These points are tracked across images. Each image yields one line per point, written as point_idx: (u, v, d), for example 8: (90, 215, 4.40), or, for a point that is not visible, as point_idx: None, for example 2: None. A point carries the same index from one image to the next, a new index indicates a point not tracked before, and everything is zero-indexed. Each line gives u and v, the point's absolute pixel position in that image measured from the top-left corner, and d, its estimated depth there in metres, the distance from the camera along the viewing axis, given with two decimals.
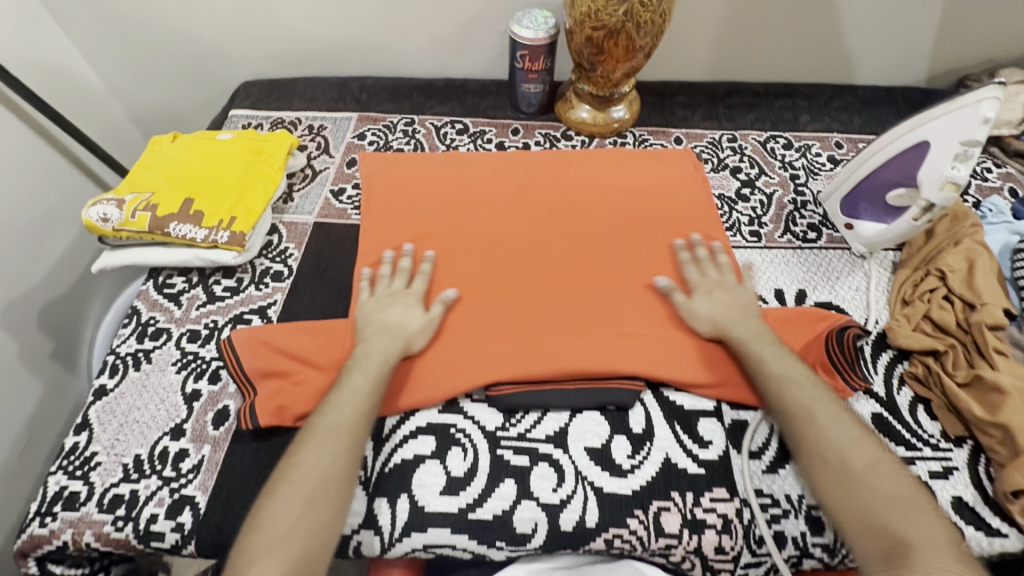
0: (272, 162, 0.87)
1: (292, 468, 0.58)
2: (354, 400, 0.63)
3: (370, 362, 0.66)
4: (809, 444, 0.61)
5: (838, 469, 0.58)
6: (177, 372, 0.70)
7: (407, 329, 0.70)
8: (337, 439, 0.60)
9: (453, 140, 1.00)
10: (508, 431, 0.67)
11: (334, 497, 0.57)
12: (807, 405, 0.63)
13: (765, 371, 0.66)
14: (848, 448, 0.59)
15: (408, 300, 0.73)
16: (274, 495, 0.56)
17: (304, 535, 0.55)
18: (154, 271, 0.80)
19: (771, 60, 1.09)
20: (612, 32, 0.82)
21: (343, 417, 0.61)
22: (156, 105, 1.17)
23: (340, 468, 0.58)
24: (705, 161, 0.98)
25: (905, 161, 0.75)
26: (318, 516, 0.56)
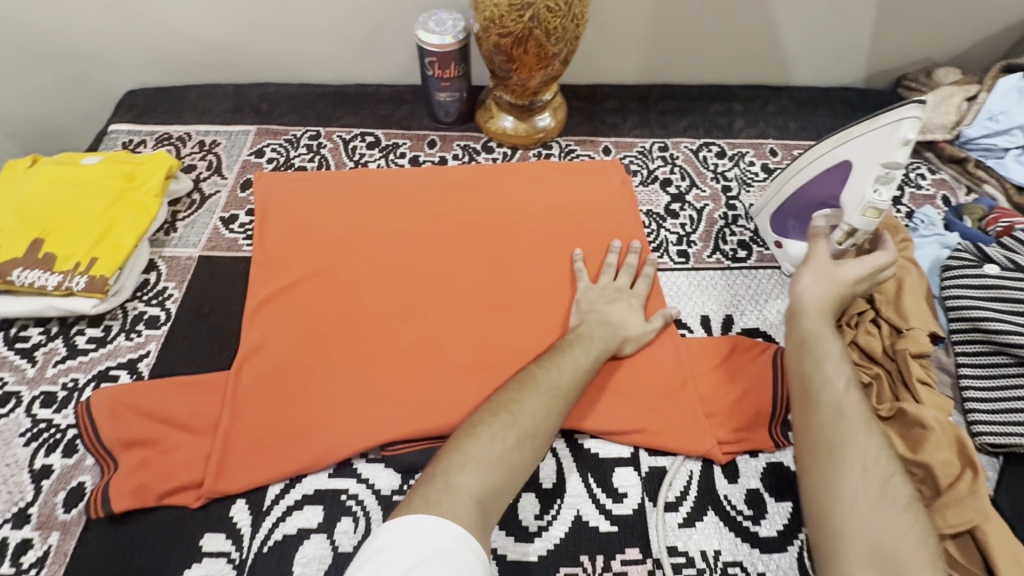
0: (146, 189, 0.77)
1: (517, 404, 0.59)
2: (575, 365, 0.64)
3: (593, 341, 0.67)
4: (841, 457, 0.55)
5: (875, 491, 0.52)
6: (25, 446, 0.62)
7: (625, 330, 0.70)
8: (555, 398, 0.60)
9: (363, 155, 0.91)
10: (404, 495, 0.61)
11: (537, 448, 0.57)
12: (855, 414, 0.57)
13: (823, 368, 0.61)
14: (883, 471, 0.54)
15: (632, 301, 0.73)
16: (495, 416, 0.58)
17: (496, 466, 0.54)
18: (6, 322, 0.70)
19: (707, 61, 1.03)
20: (519, 39, 0.74)
21: (563, 378, 0.62)
22: (31, 119, 1.04)
23: (550, 424, 0.59)
24: (634, 173, 0.92)
25: (830, 180, 0.71)
26: (519, 458, 0.55)
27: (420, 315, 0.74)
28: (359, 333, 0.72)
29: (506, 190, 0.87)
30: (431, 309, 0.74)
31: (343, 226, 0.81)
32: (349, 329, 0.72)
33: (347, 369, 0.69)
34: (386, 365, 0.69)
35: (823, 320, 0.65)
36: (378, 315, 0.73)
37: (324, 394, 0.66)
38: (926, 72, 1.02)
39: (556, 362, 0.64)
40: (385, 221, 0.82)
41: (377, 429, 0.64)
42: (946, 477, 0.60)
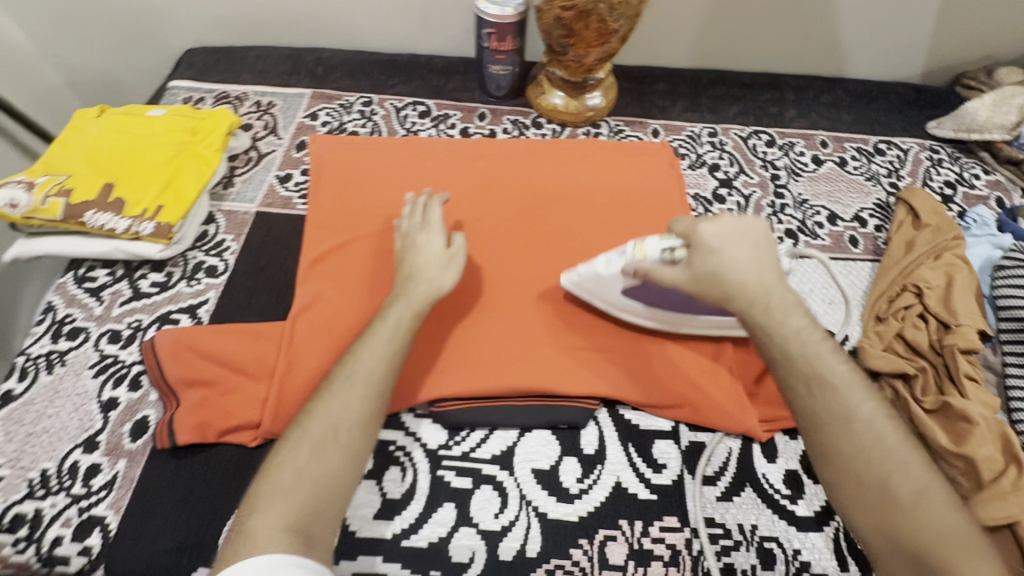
0: (209, 143, 0.78)
1: (308, 414, 0.53)
2: (375, 348, 0.58)
3: (392, 310, 0.61)
4: (839, 467, 0.51)
5: (876, 491, 0.49)
6: (94, 377, 0.65)
7: (431, 270, 0.65)
8: (356, 387, 0.55)
9: (414, 124, 0.93)
10: (451, 449, 0.63)
11: (346, 446, 0.52)
12: (841, 413, 0.52)
13: (789, 371, 0.55)
14: (889, 470, 0.49)
15: (430, 236, 0.68)
16: (286, 440, 0.52)
17: (309, 488, 0.49)
18: (74, 262, 0.73)
19: (762, 48, 1.02)
20: (582, 13, 0.74)
21: (364, 365, 0.56)
22: (92, 72, 1.07)
23: (353, 416, 0.53)
24: (682, 156, 0.92)
25: (665, 300, 0.67)
26: (327, 464, 0.51)
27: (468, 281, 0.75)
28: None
29: (555, 166, 0.88)
30: (479, 277, 0.75)
31: (395, 191, 0.83)
32: None
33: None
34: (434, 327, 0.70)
35: (780, 309, 0.57)
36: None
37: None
38: (988, 70, 1.00)
39: (358, 347, 0.58)
40: (435, 189, 0.84)
41: (424, 386, 0.65)
42: (989, 472, 0.60)
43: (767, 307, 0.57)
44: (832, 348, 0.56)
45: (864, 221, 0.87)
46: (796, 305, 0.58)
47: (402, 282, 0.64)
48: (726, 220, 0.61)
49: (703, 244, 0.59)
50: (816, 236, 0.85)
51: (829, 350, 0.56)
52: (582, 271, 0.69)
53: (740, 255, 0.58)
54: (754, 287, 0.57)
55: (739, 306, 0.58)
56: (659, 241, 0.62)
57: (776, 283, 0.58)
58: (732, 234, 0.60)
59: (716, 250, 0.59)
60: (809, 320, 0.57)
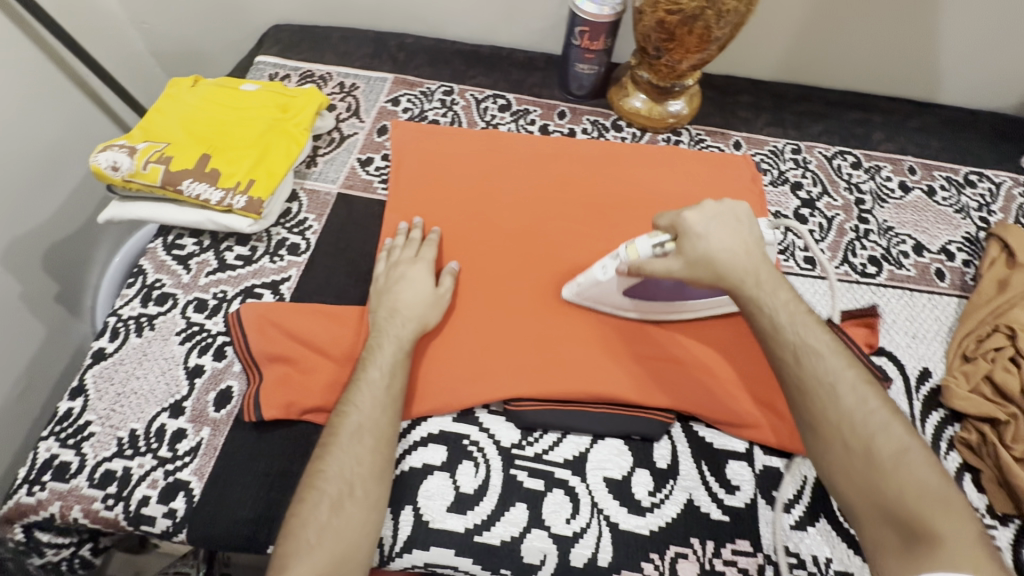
0: (298, 122, 0.79)
1: (318, 473, 0.54)
2: (374, 397, 0.58)
3: (383, 352, 0.62)
4: (824, 430, 0.53)
5: (860, 451, 0.51)
6: (180, 344, 0.66)
7: (421, 307, 0.66)
8: (361, 441, 0.56)
9: (494, 117, 0.92)
10: (523, 450, 0.63)
11: (364, 498, 0.54)
12: (829, 379, 0.54)
13: (780, 340, 0.58)
14: (873, 432, 0.51)
15: (417, 271, 0.69)
16: (302, 503, 0.53)
17: (333, 543, 0.51)
18: (164, 229, 0.75)
19: (853, 66, 0.98)
20: (688, 18, 0.72)
21: (368, 417, 0.57)
22: (178, 41, 1.09)
23: (367, 469, 0.55)
24: (764, 172, 0.90)
25: (663, 292, 0.68)
26: (348, 520, 0.52)
27: (541, 281, 0.74)
28: (481, 292, 0.73)
29: (636, 171, 0.86)
30: (552, 278, 0.75)
31: (474, 184, 0.83)
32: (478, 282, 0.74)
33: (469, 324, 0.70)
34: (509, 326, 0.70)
35: (771, 286, 0.60)
36: (503, 276, 0.74)
37: (445, 344, 0.68)
38: None
39: (355, 396, 0.58)
40: (514, 185, 0.83)
41: (498, 385, 0.65)
42: None
43: (756, 284, 0.60)
44: (816, 322, 0.58)
45: (951, 254, 0.83)
46: (787, 284, 0.61)
47: (386, 318, 0.65)
48: (709, 206, 0.63)
49: (690, 231, 0.62)
50: (901, 266, 0.82)
51: (813, 322, 0.58)
52: (580, 282, 0.68)
53: (724, 235, 0.62)
54: (742, 264, 0.61)
55: (730, 283, 0.60)
56: (650, 238, 0.63)
57: (764, 262, 0.62)
58: (715, 216, 0.63)
59: (701, 234, 0.61)
60: (795, 297, 0.61)
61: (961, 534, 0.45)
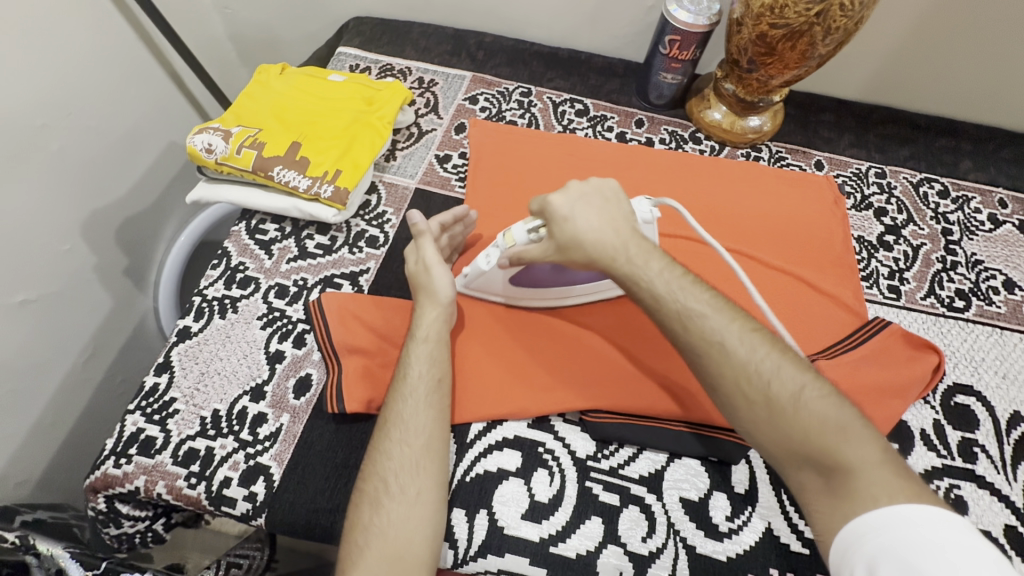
0: (382, 115, 0.79)
1: (362, 476, 0.55)
2: (403, 394, 0.57)
3: (415, 350, 0.60)
4: (723, 390, 0.52)
5: (760, 403, 0.49)
6: (262, 329, 0.67)
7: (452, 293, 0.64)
8: (387, 436, 0.56)
9: (571, 121, 0.91)
10: (599, 462, 0.62)
11: (398, 495, 0.52)
12: (718, 337, 0.53)
13: (668, 308, 0.56)
14: (770, 380, 0.50)
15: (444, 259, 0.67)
16: (352, 502, 0.54)
17: (378, 541, 0.50)
18: (247, 213, 0.76)
19: (942, 93, 0.95)
20: (791, 33, 0.70)
21: (392, 412, 0.57)
22: (257, 27, 1.11)
23: (394, 465, 0.54)
24: (846, 194, 0.87)
25: (546, 276, 0.67)
26: (386, 516, 0.51)
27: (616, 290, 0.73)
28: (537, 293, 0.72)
29: (713, 184, 0.85)
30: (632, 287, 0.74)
31: (547, 187, 0.82)
32: None
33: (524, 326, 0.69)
34: (569, 331, 0.69)
35: (641, 253, 0.58)
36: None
37: (498, 345, 0.68)
38: None
39: (388, 394, 0.58)
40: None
41: (561, 393, 0.64)
42: None
43: (625, 259, 0.58)
44: (693, 283, 0.57)
45: None
46: (654, 249, 0.59)
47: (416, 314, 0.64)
48: (574, 187, 0.62)
49: (556, 215, 0.60)
50: (990, 302, 0.78)
51: (691, 282, 0.57)
52: (468, 274, 0.67)
53: (590, 215, 0.60)
54: (609, 241, 0.59)
55: (601, 261, 0.59)
56: (524, 225, 0.62)
57: (626, 230, 0.60)
58: (579, 196, 0.61)
59: (566, 217, 0.60)
60: (668, 260, 0.59)
61: (869, 458, 0.45)
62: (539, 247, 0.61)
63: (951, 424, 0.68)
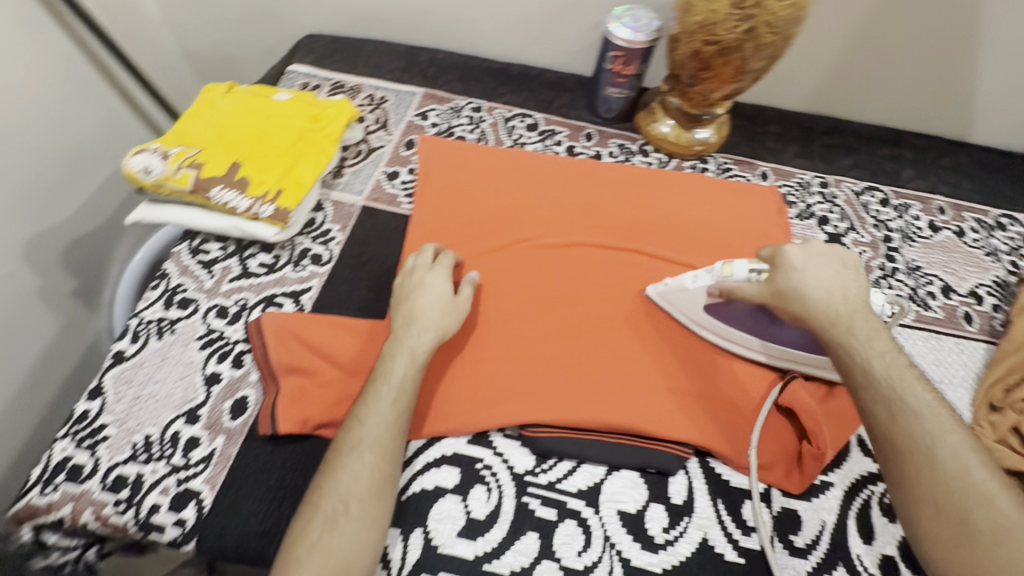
0: (328, 133, 0.79)
1: (319, 490, 0.53)
2: (381, 414, 0.57)
3: (394, 365, 0.60)
4: (922, 493, 0.49)
5: (959, 526, 0.47)
6: (199, 350, 0.66)
7: (437, 315, 0.64)
8: (360, 457, 0.54)
9: (521, 136, 0.92)
10: (537, 477, 0.62)
11: (357, 517, 0.52)
12: (930, 443, 0.50)
13: (872, 387, 0.54)
14: (974, 505, 0.48)
15: (434, 281, 0.67)
16: (300, 514, 0.53)
17: (321, 561, 0.49)
18: (189, 233, 0.76)
19: (882, 104, 0.97)
20: (724, 49, 0.72)
21: (369, 431, 0.56)
22: (213, 45, 1.12)
23: (362, 487, 0.53)
24: (790, 204, 0.89)
25: (742, 320, 0.68)
26: (339, 537, 0.51)
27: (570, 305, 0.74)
28: (522, 301, 0.74)
29: (656, 193, 0.86)
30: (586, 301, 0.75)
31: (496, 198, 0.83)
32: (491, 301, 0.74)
33: (503, 334, 0.71)
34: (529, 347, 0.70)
35: (865, 328, 0.57)
36: (552, 289, 0.75)
37: (476, 352, 0.70)
38: None
39: (361, 410, 0.57)
40: (532, 202, 0.83)
41: (518, 406, 0.65)
42: None
43: (849, 324, 0.58)
44: (920, 378, 0.54)
45: (980, 298, 0.82)
46: (881, 327, 0.58)
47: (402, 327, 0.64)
48: (813, 246, 0.63)
49: (787, 264, 0.61)
50: (928, 307, 0.80)
51: (913, 374, 0.55)
52: (669, 284, 0.71)
53: (822, 278, 0.60)
54: (833, 306, 0.59)
55: (818, 319, 0.59)
56: (747, 261, 0.64)
57: (860, 303, 0.59)
58: (817, 257, 0.62)
59: (799, 269, 0.61)
60: (895, 345, 0.57)
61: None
62: (755, 287, 0.63)
63: None
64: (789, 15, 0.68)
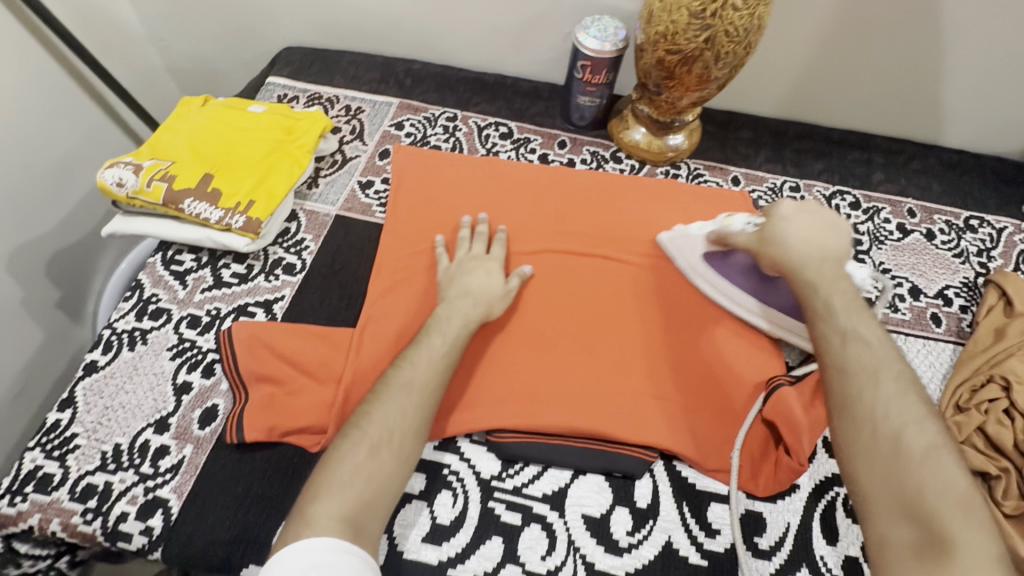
0: (301, 144, 0.81)
1: (365, 417, 0.56)
2: (430, 360, 0.62)
3: (450, 325, 0.65)
4: (856, 409, 0.51)
5: (887, 443, 0.48)
6: (171, 360, 0.67)
7: (490, 296, 0.70)
8: (407, 397, 0.58)
9: (495, 144, 0.94)
10: (503, 482, 0.63)
11: (399, 449, 0.55)
12: (872, 368, 0.52)
13: (830, 321, 0.57)
14: (904, 425, 0.49)
15: (489, 267, 0.73)
16: (344, 439, 0.55)
17: (362, 486, 0.52)
18: (163, 244, 0.77)
19: (853, 109, 0.99)
20: (686, 58, 0.73)
21: (418, 374, 0.60)
22: (195, 59, 1.13)
23: (407, 422, 0.57)
24: (761, 209, 0.90)
25: (737, 276, 0.73)
26: (381, 465, 0.53)
27: (542, 309, 0.75)
28: (538, 294, 0.76)
29: (639, 200, 0.87)
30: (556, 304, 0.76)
31: (491, 203, 0.85)
32: None
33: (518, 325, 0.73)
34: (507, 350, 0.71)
35: (837, 275, 0.60)
36: (561, 284, 0.78)
37: (511, 343, 0.72)
38: None
39: (413, 355, 0.62)
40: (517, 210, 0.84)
41: (493, 408, 0.66)
42: None
43: (817, 270, 0.61)
44: (870, 318, 0.56)
45: (948, 299, 0.83)
46: (849, 278, 0.60)
47: (456, 297, 0.69)
48: (811, 206, 0.67)
49: (779, 215, 0.66)
50: (896, 309, 0.81)
51: (866, 314, 0.57)
52: (675, 232, 0.78)
53: (804, 228, 0.64)
54: (811, 255, 0.62)
55: (789, 264, 0.63)
56: (746, 217, 0.71)
57: (834, 254, 0.62)
58: (808, 213, 0.66)
59: (785, 219, 0.66)
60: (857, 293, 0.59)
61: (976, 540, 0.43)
62: (748, 232, 0.69)
63: None
64: (747, 24, 0.69)
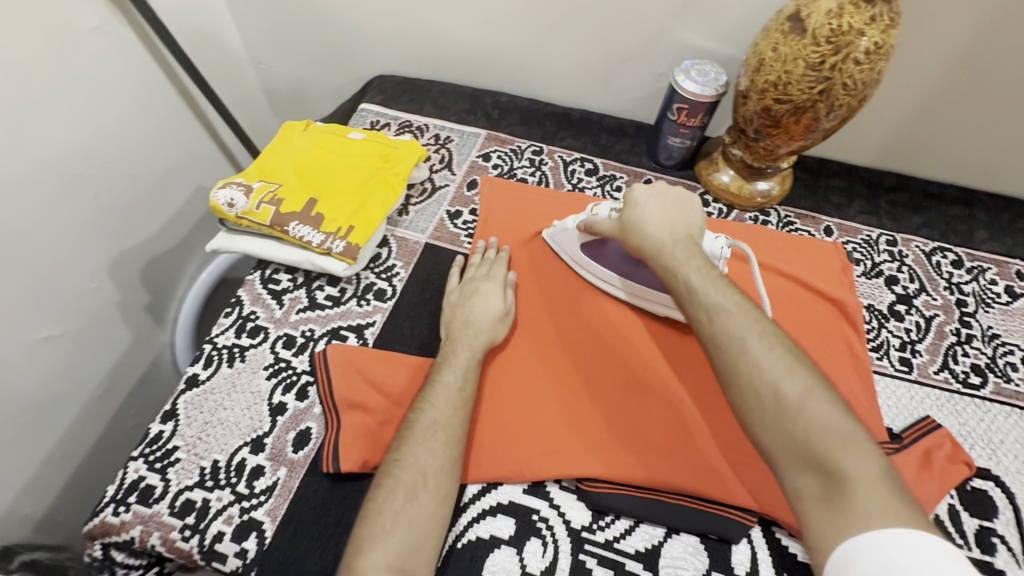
0: (397, 172, 0.82)
1: (395, 463, 0.55)
2: (447, 397, 0.61)
3: (457, 358, 0.65)
4: (738, 375, 0.49)
5: (766, 402, 0.46)
6: (267, 379, 0.68)
7: (495, 325, 0.70)
8: (434, 436, 0.57)
9: (581, 180, 0.94)
10: (593, 534, 0.61)
11: (436, 491, 0.54)
12: (738, 332, 0.50)
13: (695, 299, 0.55)
14: (781, 378, 0.47)
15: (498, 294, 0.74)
16: (379, 489, 0.54)
17: (404, 532, 0.51)
18: (262, 263, 0.79)
19: (954, 165, 0.95)
20: (797, 108, 0.72)
21: (441, 414, 0.59)
22: (289, 81, 1.19)
23: (438, 463, 0.56)
24: (856, 261, 0.87)
25: (614, 259, 0.75)
26: (420, 509, 0.53)
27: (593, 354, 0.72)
28: (561, 346, 0.73)
29: None
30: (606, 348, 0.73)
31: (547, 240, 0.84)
32: (533, 346, 0.73)
33: (525, 374, 0.70)
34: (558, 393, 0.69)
35: (691, 253, 0.59)
36: (607, 336, 0.74)
37: (522, 385, 0.70)
38: None
39: (430, 394, 0.61)
40: None
41: (560, 460, 0.64)
42: None
43: (672, 251, 0.60)
44: (726, 283, 0.56)
45: None
46: (701, 252, 0.60)
47: (459, 329, 0.69)
48: (659, 186, 0.68)
49: (632, 202, 0.67)
50: (1009, 379, 0.76)
51: (722, 282, 0.56)
52: (557, 227, 0.79)
53: (659, 211, 0.65)
54: (663, 235, 0.62)
55: (648, 250, 0.62)
56: (611, 204, 0.71)
57: (684, 233, 0.62)
58: (658, 196, 0.66)
59: (639, 205, 0.66)
60: (710, 262, 0.59)
61: (869, 472, 0.41)
62: (611, 222, 0.69)
63: (968, 511, 0.64)
64: (866, 78, 0.68)
